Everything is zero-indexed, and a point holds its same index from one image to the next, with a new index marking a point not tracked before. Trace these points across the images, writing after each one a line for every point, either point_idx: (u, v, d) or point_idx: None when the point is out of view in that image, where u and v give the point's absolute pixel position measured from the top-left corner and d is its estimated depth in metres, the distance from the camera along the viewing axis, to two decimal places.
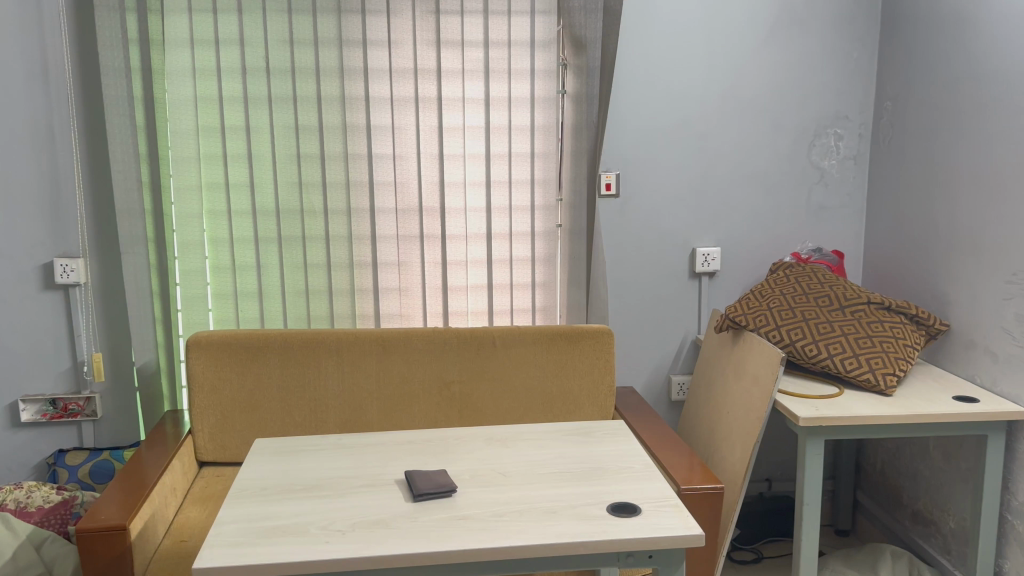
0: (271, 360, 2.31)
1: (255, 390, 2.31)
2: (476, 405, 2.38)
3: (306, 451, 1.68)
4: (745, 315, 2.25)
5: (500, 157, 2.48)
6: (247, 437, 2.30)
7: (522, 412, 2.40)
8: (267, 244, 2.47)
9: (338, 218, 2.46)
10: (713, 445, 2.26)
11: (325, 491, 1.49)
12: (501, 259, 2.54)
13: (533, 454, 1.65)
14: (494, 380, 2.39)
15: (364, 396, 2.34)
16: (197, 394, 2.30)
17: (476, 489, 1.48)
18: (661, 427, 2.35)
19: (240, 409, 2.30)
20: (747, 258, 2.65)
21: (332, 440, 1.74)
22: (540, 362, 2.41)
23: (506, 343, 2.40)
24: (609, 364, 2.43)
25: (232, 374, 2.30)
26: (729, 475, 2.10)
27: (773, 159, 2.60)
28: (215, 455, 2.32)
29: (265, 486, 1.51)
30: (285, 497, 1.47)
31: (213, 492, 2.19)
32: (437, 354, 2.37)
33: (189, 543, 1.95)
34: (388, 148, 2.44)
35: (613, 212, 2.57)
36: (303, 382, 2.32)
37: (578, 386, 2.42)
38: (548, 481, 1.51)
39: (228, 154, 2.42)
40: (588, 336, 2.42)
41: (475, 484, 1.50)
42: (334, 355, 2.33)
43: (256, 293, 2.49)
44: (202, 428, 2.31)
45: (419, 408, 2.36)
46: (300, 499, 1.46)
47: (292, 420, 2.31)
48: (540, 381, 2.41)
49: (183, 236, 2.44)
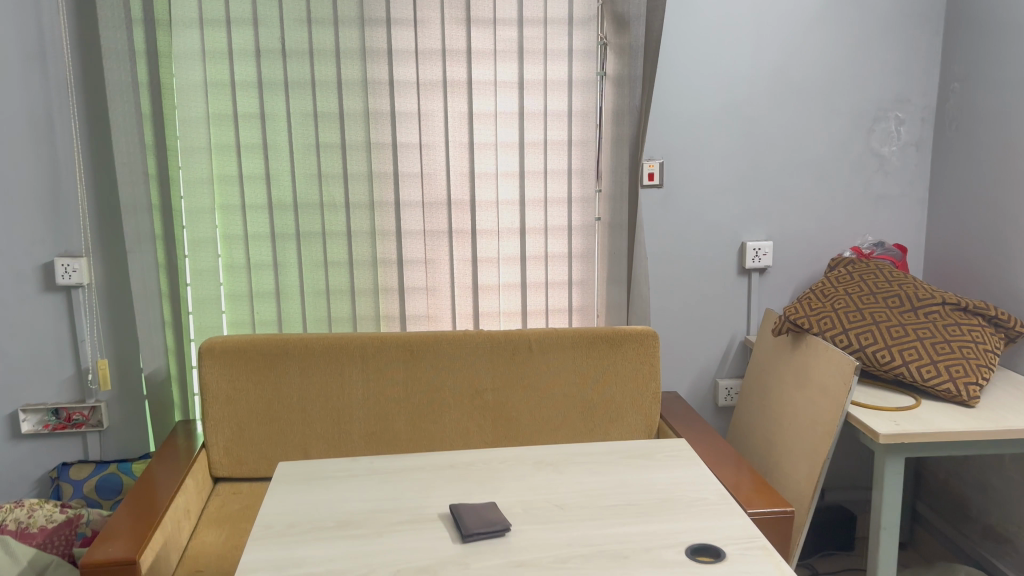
0: (291, 367, 2.13)
1: (273, 400, 2.13)
2: (511, 414, 2.20)
3: (336, 478, 1.51)
4: (807, 317, 2.06)
5: (534, 146, 2.29)
6: (265, 451, 2.13)
7: (561, 421, 2.22)
8: (284, 240, 2.28)
9: (360, 212, 2.27)
10: (773, 460, 2.07)
11: (361, 529, 1.31)
12: (536, 255, 2.35)
13: (590, 482, 1.46)
14: (530, 386, 2.20)
15: (392, 406, 2.16)
16: (212, 405, 2.12)
17: (532, 527, 1.30)
18: (713, 437, 2.16)
19: (257, 420, 2.13)
20: (799, 253, 2.45)
21: (363, 465, 1.56)
22: (579, 368, 2.22)
23: (543, 347, 2.21)
24: (655, 368, 2.24)
25: (248, 383, 2.12)
26: (796, 494, 1.92)
27: (829, 146, 2.40)
28: (231, 470, 2.14)
29: (293, 523, 1.34)
30: (316, 537, 1.29)
31: (230, 511, 2.02)
32: (468, 359, 2.19)
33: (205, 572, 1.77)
34: (415, 136, 2.25)
35: (656, 203, 2.37)
36: (326, 392, 2.14)
37: (620, 394, 2.23)
38: (613, 518, 1.33)
39: (241, 144, 2.23)
40: (631, 338, 2.23)
41: (530, 521, 1.32)
42: (359, 362, 2.15)
43: (273, 293, 2.31)
44: (217, 441, 2.13)
45: (450, 418, 2.18)
46: (333, 539, 1.28)
47: (314, 432, 2.14)
48: (580, 388, 2.22)
49: (193, 233, 2.25)
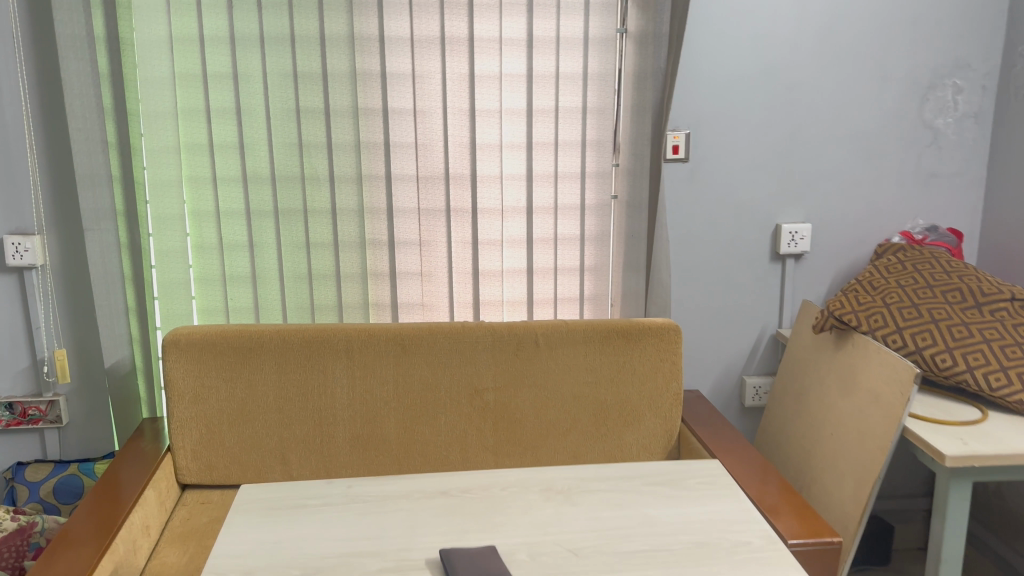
0: (266, 363, 1.88)
1: (246, 399, 1.89)
2: (515, 416, 1.96)
3: (306, 508, 1.27)
4: (855, 313, 1.81)
5: (544, 114, 2.01)
6: (237, 456, 1.90)
7: (569, 425, 1.98)
8: (261, 217, 2.03)
9: (346, 187, 2.01)
10: (812, 474, 1.83)
11: None
12: (545, 237, 2.09)
13: (608, 520, 1.22)
14: (537, 386, 1.96)
15: (380, 407, 1.92)
16: (177, 404, 1.88)
17: None
18: (741, 444, 1.92)
19: (228, 422, 1.89)
20: (839, 237, 2.19)
21: (340, 490, 1.32)
22: (591, 366, 1.97)
23: (551, 342, 1.96)
24: (676, 367, 2.00)
25: (218, 380, 1.88)
26: (840, 517, 1.68)
27: (877, 117, 2.13)
28: (200, 477, 1.91)
29: (250, 571, 1.10)
30: None
31: (196, 526, 1.79)
32: (467, 355, 1.94)
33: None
34: (408, 101, 1.98)
35: (680, 179, 2.11)
36: (306, 390, 1.90)
37: (637, 395, 1.99)
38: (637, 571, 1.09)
39: (211, 109, 1.97)
40: (650, 334, 1.98)
41: (536, 572, 1.09)
42: (343, 357, 1.90)
43: (249, 278, 2.06)
44: (184, 445, 1.89)
45: (446, 421, 1.94)
46: None
47: (293, 436, 1.91)
48: (592, 388, 1.98)
49: (158, 209, 2.00)
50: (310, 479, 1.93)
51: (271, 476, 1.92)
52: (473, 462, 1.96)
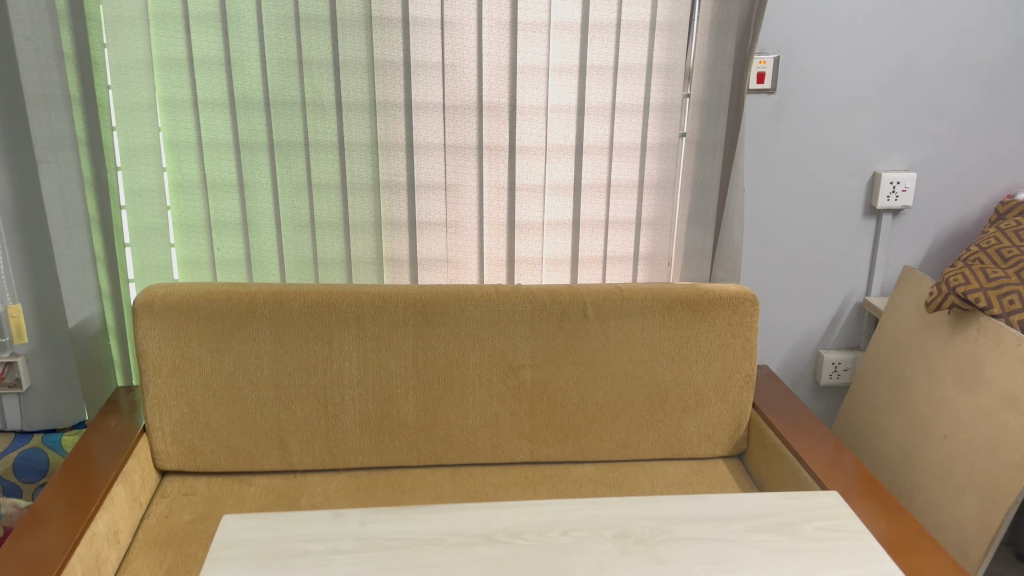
0: (259, 331, 1.56)
1: (237, 374, 1.57)
2: (555, 399, 1.64)
3: (308, 559, 0.96)
4: (983, 292, 1.46)
5: (603, 30, 1.62)
6: (227, 440, 1.60)
7: (620, 410, 1.66)
8: (252, 151, 1.66)
9: (356, 116, 1.64)
10: (914, 482, 1.53)
11: None
12: (596, 183, 1.72)
13: None
14: (583, 365, 1.63)
15: (396, 386, 1.60)
16: (153, 378, 1.56)
17: None
18: (822, 435, 1.60)
19: (215, 400, 1.58)
20: (947, 189, 1.83)
21: (352, 530, 1.01)
22: (649, 342, 1.64)
23: (603, 313, 1.62)
24: (750, 345, 1.67)
25: (202, 350, 1.56)
26: (958, 542, 1.38)
27: (1008, 44, 1.73)
28: (182, 462, 1.61)
29: None
30: None
31: (177, 526, 1.48)
32: (501, 328, 1.60)
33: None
34: (435, 9, 1.59)
35: (763, 116, 1.73)
36: (308, 365, 1.58)
37: (702, 377, 1.67)
38: None
39: (191, 14, 1.58)
40: (722, 305, 1.64)
41: None
42: (353, 327, 1.57)
43: (239, 224, 1.71)
44: (162, 426, 1.58)
45: (475, 403, 1.63)
46: None
47: (292, 417, 1.60)
48: (649, 368, 1.65)
49: (127, 138, 1.64)
50: (313, 466, 1.64)
51: (267, 462, 1.62)
52: (505, 450, 1.66)
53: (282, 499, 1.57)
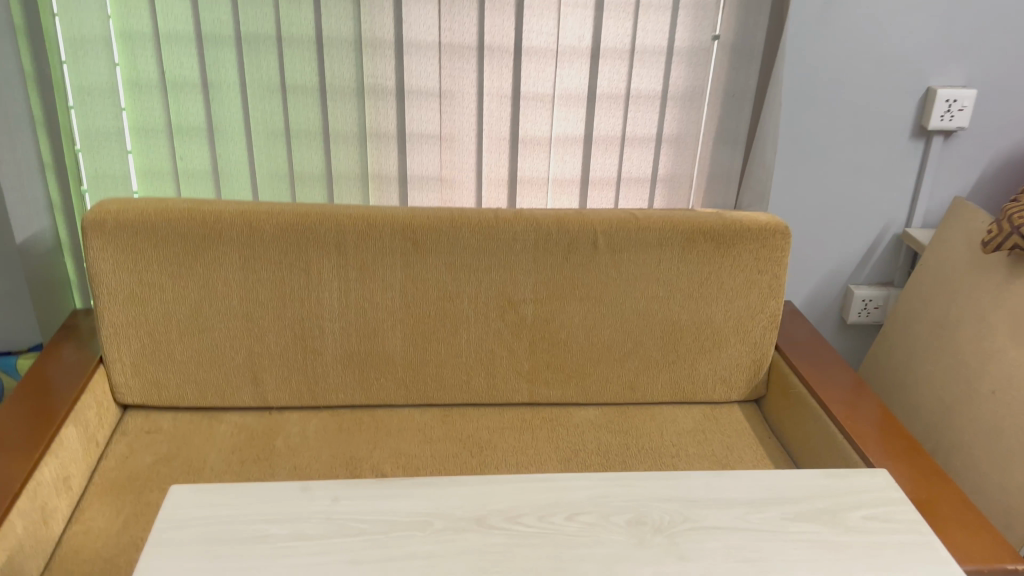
0: (226, 256, 1.37)
1: (202, 302, 1.40)
2: (559, 337, 1.48)
3: (267, 547, 0.81)
4: None
5: None
6: (194, 373, 1.45)
7: (630, 350, 1.50)
8: (217, 45, 1.44)
9: (337, 6, 1.41)
10: (951, 439, 1.39)
11: None
12: (612, 93, 1.51)
13: None
14: (591, 301, 1.45)
15: (381, 318, 1.43)
16: (108, 304, 1.39)
17: None
18: (850, 382, 1.45)
19: (180, 331, 1.42)
20: (1009, 110, 1.61)
21: (322, 507, 0.86)
22: (665, 277, 1.46)
23: (615, 243, 1.43)
24: (778, 283, 1.49)
25: (162, 275, 1.38)
26: (1000, 511, 1.25)
27: None
28: (144, 396, 1.46)
29: None
30: None
31: (138, 469, 1.34)
32: (499, 258, 1.42)
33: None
34: None
35: (808, 19, 1.50)
36: (283, 293, 1.40)
37: (721, 316, 1.50)
38: None
39: None
40: (749, 237, 1.45)
41: None
42: (333, 253, 1.39)
43: (205, 131, 1.51)
44: (121, 357, 1.42)
45: (469, 339, 1.46)
46: None
47: (266, 351, 1.44)
48: (664, 305, 1.47)
49: (71, 26, 1.41)
50: (291, 403, 1.49)
51: (238, 398, 1.47)
52: (501, 390, 1.51)
53: (254, 439, 1.42)
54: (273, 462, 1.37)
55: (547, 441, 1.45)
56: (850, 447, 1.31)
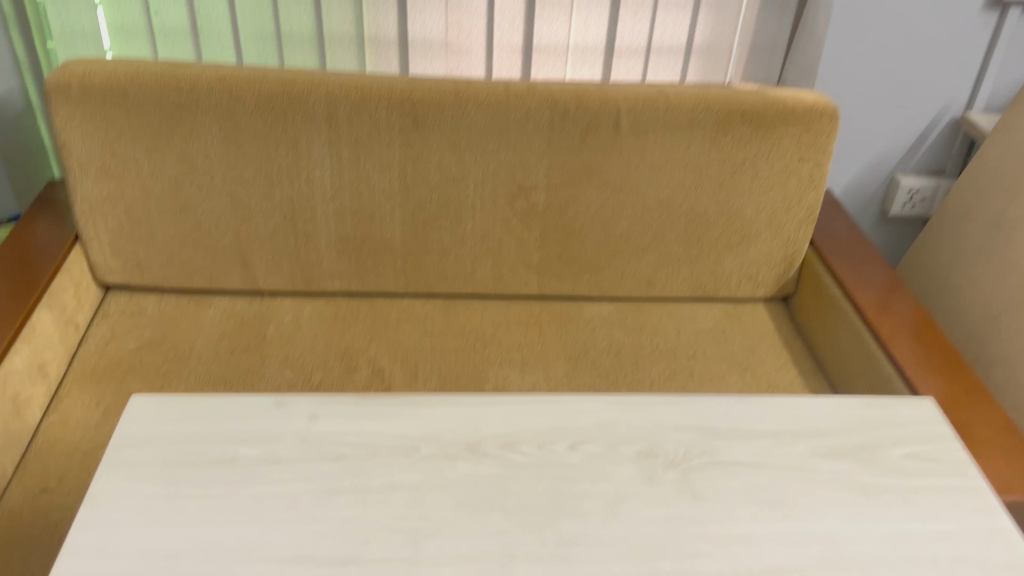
0: (206, 127, 1.24)
1: (182, 178, 1.27)
2: (572, 228, 1.35)
3: (234, 472, 0.73)
4: None
5: None
6: (179, 255, 1.35)
7: (649, 242, 1.37)
8: None
9: None
10: (992, 351, 1.28)
11: None
12: None
13: (762, 550, 0.70)
14: (609, 188, 1.32)
15: (377, 201, 1.31)
16: (80, 177, 1.27)
17: None
18: (887, 281, 1.32)
19: (159, 209, 1.30)
20: None
21: (298, 426, 0.78)
22: (693, 164, 1.31)
23: (640, 125, 1.27)
24: (819, 173, 1.34)
25: (136, 148, 1.25)
26: None
27: None
28: (127, 276, 1.37)
29: None
30: None
31: (120, 356, 1.26)
32: (509, 138, 1.27)
33: (47, 500, 1.02)
34: None
35: None
36: (270, 171, 1.27)
37: (753, 208, 1.36)
38: None
39: None
40: (792, 121, 1.29)
41: None
42: (323, 128, 1.24)
43: None
44: (98, 235, 1.32)
45: (473, 226, 1.34)
46: None
47: (254, 234, 1.33)
48: (690, 195, 1.33)
49: None
50: (283, 289, 1.39)
51: (227, 282, 1.38)
52: (508, 281, 1.40)
53: (244, 326, 1.33)
54: (263, 352, 1.28)
55: (556, 338, 1.35)
56: (883, 354, 1.20)
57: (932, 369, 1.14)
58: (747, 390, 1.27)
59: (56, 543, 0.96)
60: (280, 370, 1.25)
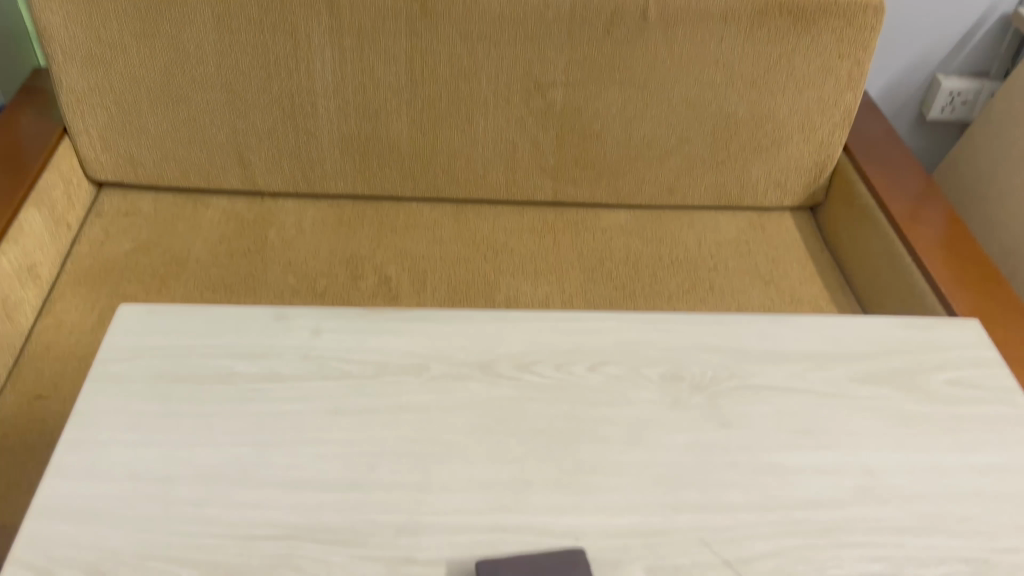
0: (196, 11, 1.14)
1: (173, 67, 1.18)
2: (590, 129, 1.26)
3: (231, 389, 0.68)
4: None
5: None
6: (174, 152, 1.27)
7: (673, 144, 1.29)
8: None
9: None
10: None
11: None
12: None
13: (794, 482, 0.65)
14: (633, 85, 1.22)
15: (383, 95, 1.21)
16: (64, 65, 1.18)
17: None
18: (924, 191, 1.24)
19: (150, 101, 1.22)
20: None
21: (299, 341, 0.73)
22: (724, 60, 1.21)
23: (669, 15, 1.17)
24: (859, 72, 1.24)
25: (122, 33, 1.15)
26: None
27: None
28: (120, 173, 1.29)
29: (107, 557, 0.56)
30: None
31: (115, 257, 1.21)
32: (527, 28, 1.16)
33: (41, 407, 0.98)
34: None
35: None
36: (267, 60, 1.18)
37: (786, 109, 1.26)
38: None
39: None
40: (834, 14, 1.18)
41: None
42: (324, 13, 1.14)
43: None
44: (87, 128, 1.24)
45: (486, 125, 1.25)
46: None
47: (252, 130, 1.25)
48: (719, 93, 1.24)
49: None
50: (284, 189, 1.32)
51: (225, 180, 1.31)
52: (521, 185, 1.33)
53: (244, 228, 1.27)
54: (264, 256, 1.22)
55: (571, 247, 1.29)
56: (917, 268, 1.13)
57: (972, 283, 1.08)
58: (771, 304, 1.22)
59: (50, 450, 0.93)
60: (282, 275, 1.19)
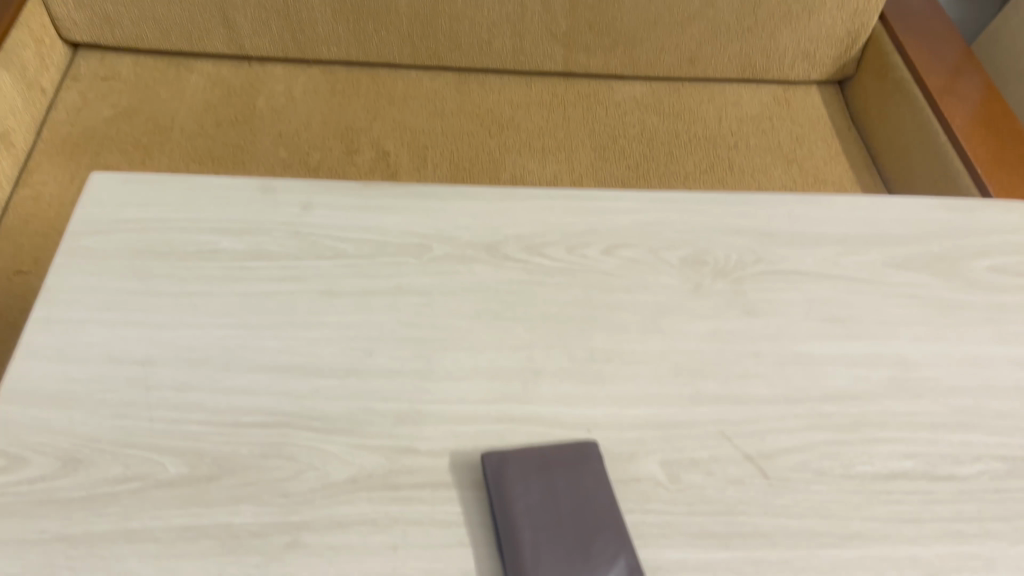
0: None
1: None
2: None
3: (215, 268, 0.63)
4: None
5: None
6: (151, 10, 1.16)
7: (696, 9, 1.18)
8: None
9: None
10: None
11: (260, 495, 0.51)
12: None
13: (822, 374, 0.61)
14: None
15: None
16: None
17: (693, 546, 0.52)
18: (965, 64, 1.15)
19: None
20: None
21: (289, 217, 0.67)
22: None
23: None
24: None
25: None
26: None
27: None
28: (95, 33, 1.19)
29: (84, 445, 0.52)
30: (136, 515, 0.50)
31: (94, 125, 1.13)
32: None
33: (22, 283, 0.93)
34: None
35: None
36: None
37: None
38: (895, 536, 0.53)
39: None
40: None
41: (689, 518, 0.53)
42: None
43: None
44: None
45: None
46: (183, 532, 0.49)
47: None
48: None
49: None
50: (273, 53, 1.22)
51: (209, 42, 1.21)
52: (529, 53, 1.23)
53: (232, 96, 1.18)
54: (253, 126, 1.14)
55: (581, 122, 1.21)
56: (953, 149, 1.05)
57: (1013, 165, 1.00)
58: (792, 186, 1.15)
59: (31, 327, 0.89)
60: (274, 148, 1.12)
